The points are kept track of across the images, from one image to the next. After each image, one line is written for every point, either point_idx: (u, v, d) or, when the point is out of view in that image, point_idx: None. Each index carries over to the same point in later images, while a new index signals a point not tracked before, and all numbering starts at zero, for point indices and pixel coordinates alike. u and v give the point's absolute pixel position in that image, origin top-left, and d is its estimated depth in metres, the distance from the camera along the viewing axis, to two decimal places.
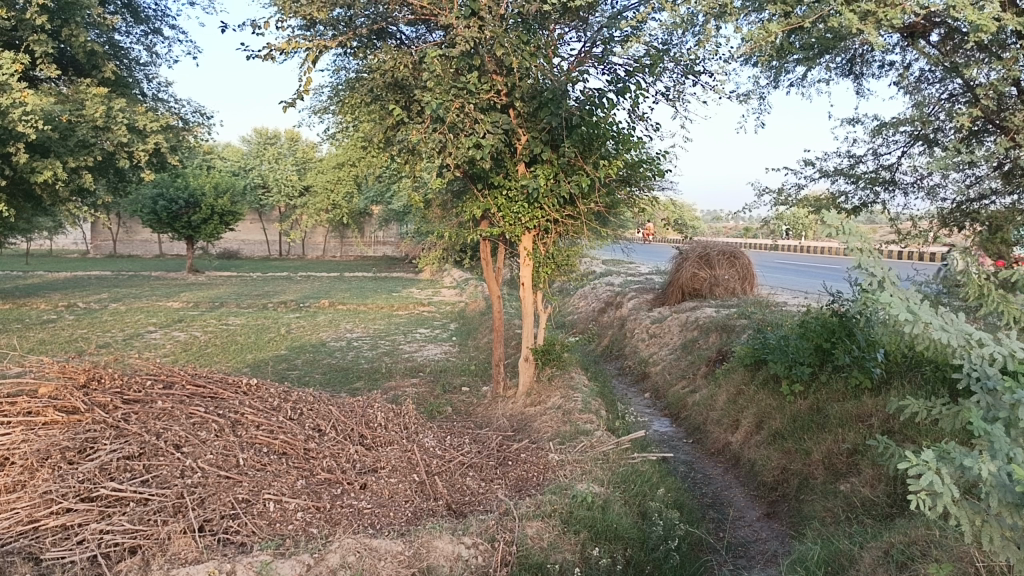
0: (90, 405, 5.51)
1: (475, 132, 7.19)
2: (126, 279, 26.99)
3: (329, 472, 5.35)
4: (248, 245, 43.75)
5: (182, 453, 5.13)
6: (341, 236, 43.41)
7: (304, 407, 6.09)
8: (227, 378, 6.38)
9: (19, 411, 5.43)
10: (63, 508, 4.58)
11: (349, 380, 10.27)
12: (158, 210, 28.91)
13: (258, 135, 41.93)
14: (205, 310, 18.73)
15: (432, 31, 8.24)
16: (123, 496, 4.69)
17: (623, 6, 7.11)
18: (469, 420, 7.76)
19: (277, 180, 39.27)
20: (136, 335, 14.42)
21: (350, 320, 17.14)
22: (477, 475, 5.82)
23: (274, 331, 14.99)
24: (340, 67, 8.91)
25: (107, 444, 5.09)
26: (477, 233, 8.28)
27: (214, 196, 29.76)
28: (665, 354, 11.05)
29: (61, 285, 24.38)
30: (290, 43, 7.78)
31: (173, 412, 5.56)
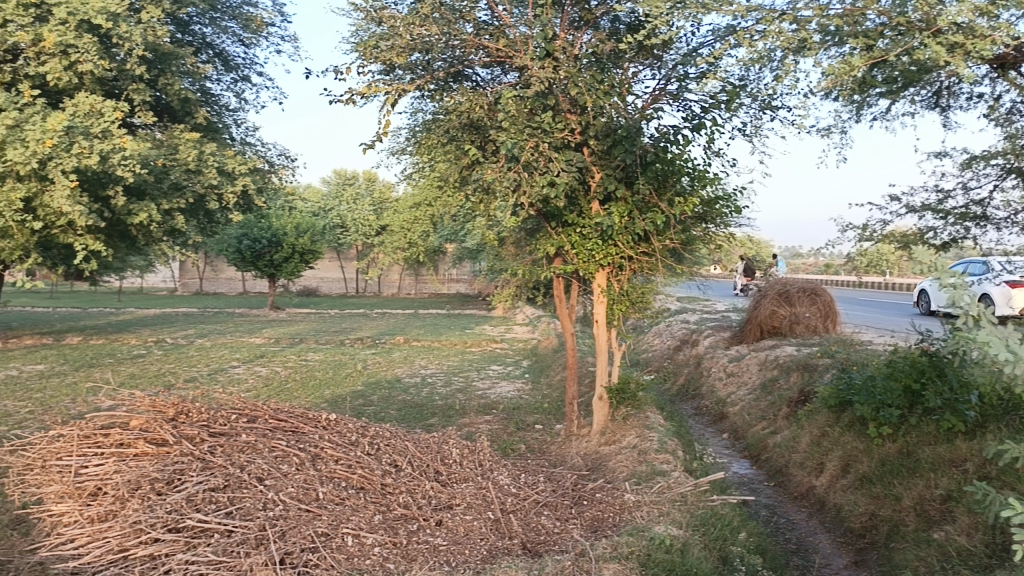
0: (179, 437, 5.68)
1: (549, 170, 7.25)
2: (212, 316, 27.96)
3: (406, 507, 5.39)
4: (327, 282, 44.87)
5: (264, 485, 5.25)
6: (416, 273, 43.96)
7: (381, 442, 6.14)
8: (307, 413, 6.49)
9: (112, 442, 5.68)
10: (152, 537, 4.77)
11: (423, 417, 10.33)
12: (243, 248, 30.10)
13: (338, 176, 42.97)
14: (286, 345, 19.23)
15: (507, 72, 8.37)
16: (209, 528, 4.82)
17: (697, 44, 7.12)
18: (543, 458, 7.71)
19: (356, 220, 40.51)
20: (221, 369, 14.86)
21: (425, 357, 17.31)
22: (553, 514, 5.77)
23: (351, 367, 15.27)
24: (417, 110, 9.18)
25: (193, 475, 5.25)
26: (551, 270, 8.29)
27: (295, 235, 30.72)
28: (744, 393, 10.78)
29: (151, 321, 25.48)
30: (370, 88, 8.05)
31: (257, 446, 5.68)
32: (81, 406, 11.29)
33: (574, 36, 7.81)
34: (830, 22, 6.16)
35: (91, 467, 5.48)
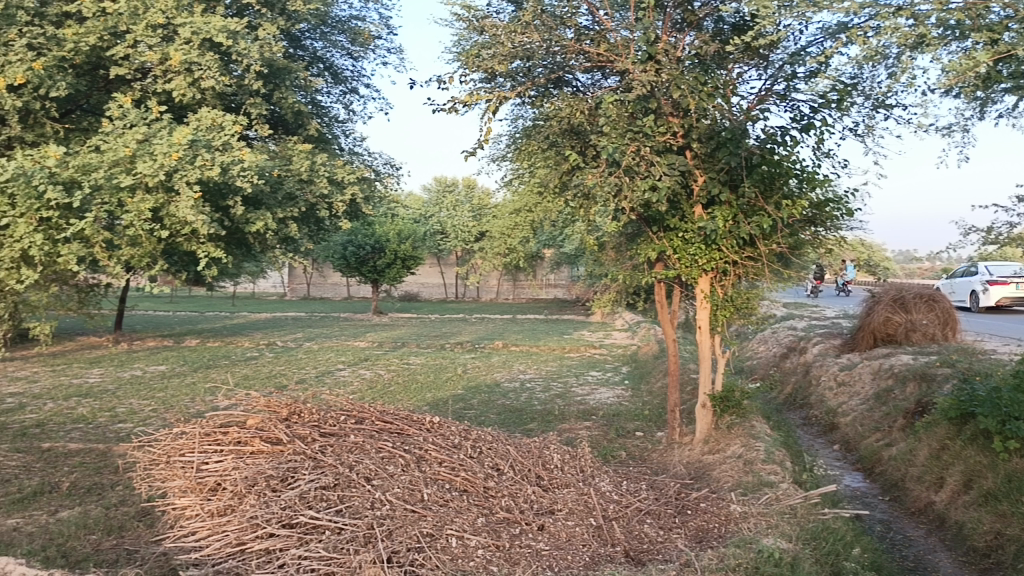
0: (292, 436, 5.90)
1: (651, 174, 7.18)
2: (318, 320, 28.93)
3: (509, 511, 5.44)
4: (428, 287, 45.70)
5: (372, 485, 5.40)
6: (515, 278, 44.30)
7: (483, 446, 6.20)
8: (412, 415, 6.62)
9: (231, 440, 5.94)
10: (267, 532, 5.01)
11: (523, 421, 10.40)
12: (348, 255, 31.12)
13: (438, 183, 43.05)
14: (389, 349, 19.75)
15: (608, 77, 8.33)
16: (320, 525, 5.02)
17: (806, 42, 6.92)
18: (645, 466, 7.63)
19: (456, 226, 41.22)
20: (328, 372, 15.37)
21: (525, 361, 17.44)
22: (656, 523, 5.70)
23: (452, 371, 15.54)
24: (518, 116, 9.25)
25: (306, 473, 5.45)
26: (653, 275, 8.22)
27: (398, 241, 31.48)
28: (857, 404, 10.37)
29: (263, 324, 26.63)
30: (472, 96, 8.19)
31: (365, 446, 5.84)
32: (200, 405, 11.92)
33: (675, 38, 7.74)
34: (950, 17, 5.87)
35: (210, 463, 5.76)
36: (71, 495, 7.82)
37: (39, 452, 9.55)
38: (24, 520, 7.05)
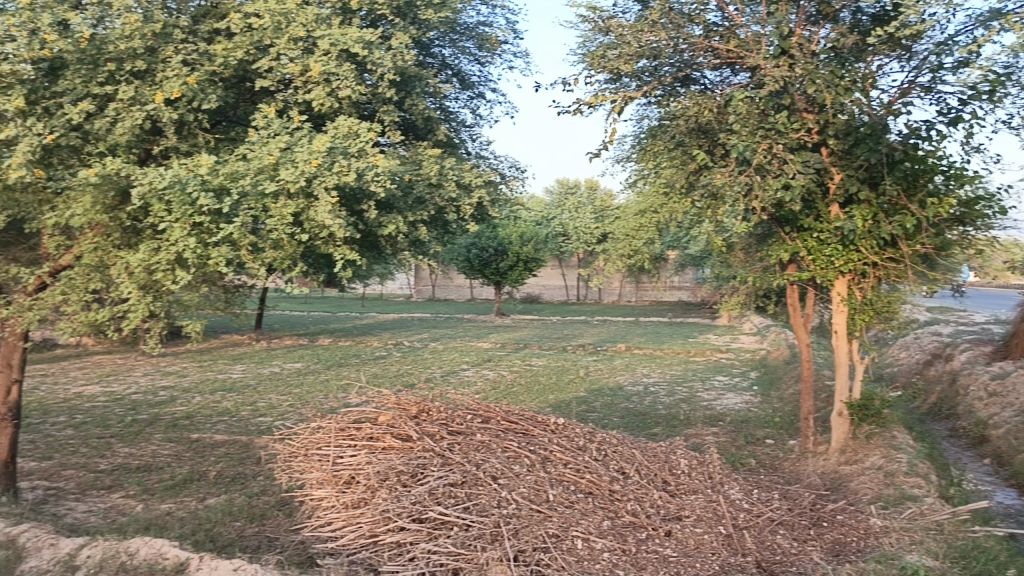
0: (421, 433, 6.05)
1: (784, 173, 6.93)
2: (443, 321, 29.58)
3: (635, 516, 5.37)
4: (549, 290, 45.70)
5: (499, 484, 5.47)
6: (637, 280, 43.90)
7: (609, 449, 6.15)
8: (537, 416, 6.64)
9: (364, 435, 6.15)
10: (398, 526, 5.23)
11: (647, 425, 10.28)
12: (472, 257, 31.73)
13: (562, 185, 43.50)
14: (512, 350, 19.96)
15: (738, 73, 8.11)
16: (449, 521, 5.17)
17: (955, 31, 6.53)
18: (777, 475, 7.38)
19: (578, 228, 41.25)
20: (453, 372, 15.69)
21: (648, 365, 17.19)
22: (789, 534, 5.53)
23: (574, 373, 15.49)
24: (643, 116, 9.17)
25: (435, 470, 5.58)
26: (785, 277, 7.94)
27: (520, 243, 31.81)
28: (1010, 416, 9.67)
29: (390, 325, 27.46)
30: (597, 98, 8.18)
31: (491, 445, 5.91)
32: (332, 401, 12.40)
33: (810, 32, 7.43)
34: None
35: (345, 457, 5.99)
36: (218, 483, 8.33)
37: (188, 442, 10.23)
38: (176, 505, 7.58)
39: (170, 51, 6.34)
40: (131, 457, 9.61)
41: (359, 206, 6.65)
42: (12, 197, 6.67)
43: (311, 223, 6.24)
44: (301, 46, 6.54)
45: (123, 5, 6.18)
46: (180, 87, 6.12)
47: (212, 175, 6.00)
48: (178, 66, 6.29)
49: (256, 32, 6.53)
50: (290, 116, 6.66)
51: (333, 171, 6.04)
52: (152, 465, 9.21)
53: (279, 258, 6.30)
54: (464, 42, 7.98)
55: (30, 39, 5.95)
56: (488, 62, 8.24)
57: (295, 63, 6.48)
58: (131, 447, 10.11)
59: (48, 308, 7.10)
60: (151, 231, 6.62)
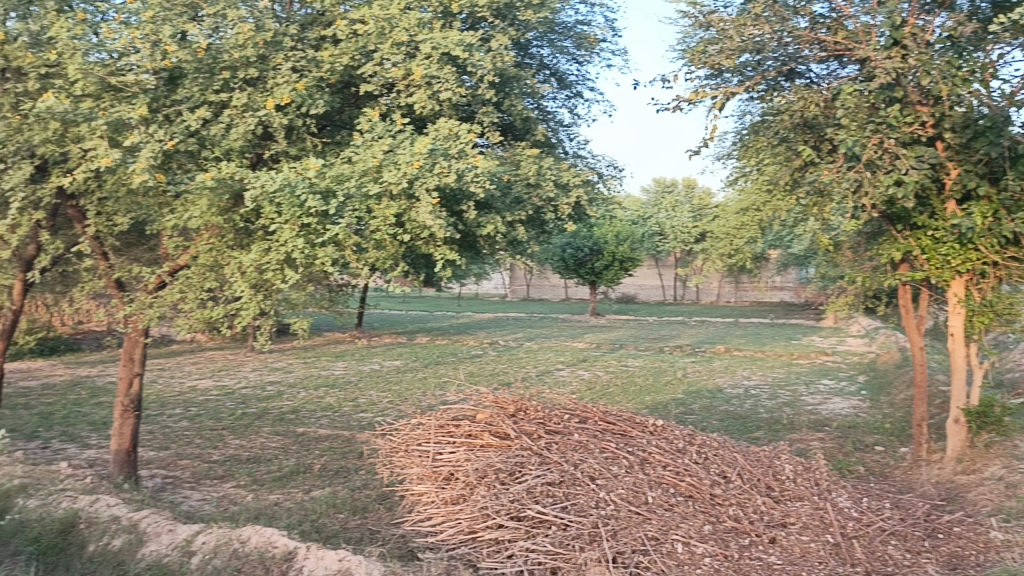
0: (519, 432, 6.07)
1: (896, 168, 6.64)
2: (538, 321, 29.65)
3: (737, 521, 5.25)
4: (645, 290, 45.10)
5: (597, 484, 5.44)
6: (737, 280, 42.87)
7: (710, 452, 6.02)
8: (635, 417, 6.55)
9: (462, 433, 6.23)
10: (496, 523, 5.30)
11: (748, 429, 10.03)
12: (567, 257, 31.71)
13: (657, 185, 42.72)
14: (608, 351, 19.83)
15: (846, 65, 7.82)
16: (547, 520, 5.20)
17: None
18: (887, 483, 7.09)
19: (675, 227, 40.63)
20: (548, 371, 15.72)
21: (748, 367, 16.75)
22: (902, 545, 5.30)
23: (671, 375, 15.23)
24: (745, 112, 8.96)
25: (532, 469, 5.61)
26: (897, 277, 7.60)
27: (616, 243, 31.58)
28: None
29: (486, 324, 27.75)
30: (697, 94, 8.04)
31: (588, 446, 5.88)
32: (430, 399, 12.60)
33: (924, 21, 7.07)
34: None
35: (445, 453, 6.08)
36: (322, 476, 8.59)
37: (294, 436, 10.60)
38: (284, 496, 7.88)
39: (281, 58, 6.60)
40: (242, 449, 10.03)
41: (459, 207, 6.75)
42: (136, 201, 7.07)
43: (413, 223, 6.37)
44: (403, 50, 6.69)
45: (237, 16, 6.49)
46: (290, 93, 6.37)
47: (319, 177, 6.20)
48: (288, 73, 6.53)
49: (361, 38, 6.72)
50: (393, 120, 6.81)
51: (434, 172, 6.14)
52: (260, 457, 9.58)
53: (381, 258, 6.46)
54: (563, 41, 7.97)
55: (153, 50, 6.30)
56: (587, 61, 8.22)
57: (398, 67, 6.63)
58: (241, 439, 10.56)
59: (168, 306, 7.49)
60: (262, 233, 6.89)
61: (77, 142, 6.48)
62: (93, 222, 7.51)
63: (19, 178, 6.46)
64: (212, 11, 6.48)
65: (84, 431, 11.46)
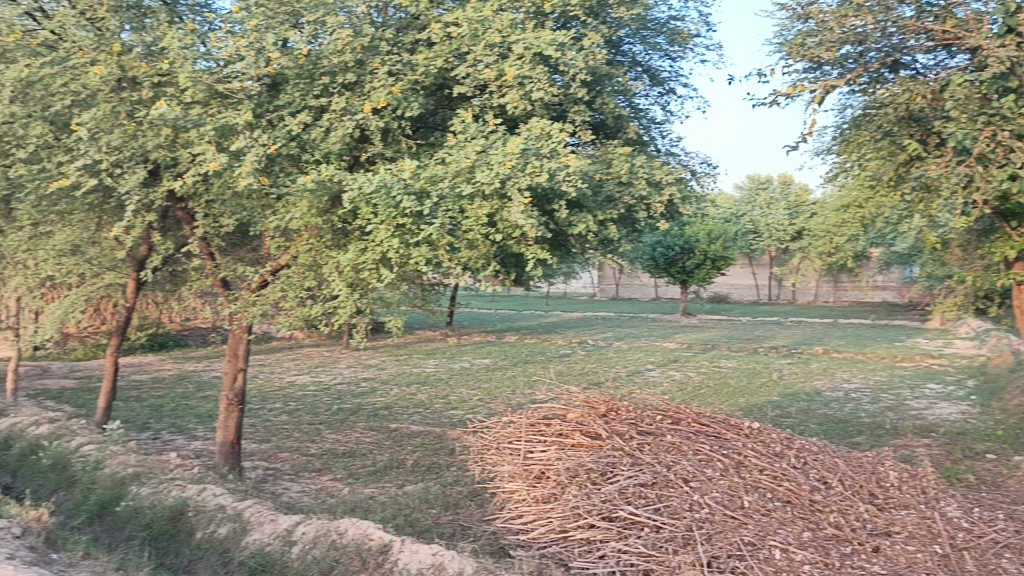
0: (610, 432, 6.02)
1: (1010, 162, 6.28)
2: (628, 321, 29.38)
3: (838, 529, 5.09)
4: (738, 289, 44.09)
5: (691, 487, 5.36)
6: (836, 280, 41.42)
7: (809, 456, 5.84)
8: (730, 419, 6.39)
9: (553, 432, 6.23)
10: (588, 523, 5.30)
11: (848, 434, 9.69)
12: (658, 256, 31.32)
13: (752, 181, 41.80)
14: (700, 351, 19.48)
15: (955, 55, 7.46)
16: (639, 521, 5.17)
17: None
18: (1000, 494, 6.72)
19: (770, 225, 39.60)
20: (639, 371, 15.58)
21: (848, 370, 16.17)
22: (1017, 558, 5.01)
23: (766, 376, 14.84)
24: (845, 106, 8.65)
25: (624, 470, 5.57)
26: (1011, 277, 7.20)
27: (708, 242, 31.00)
28: None
29: (575, 324, 27.70)
30: (795, 88, 7.83)
31: (682, 447, 5.78)
32: (520, 397, 12.66)
33: None
34: None
35: (536, 452, 6.10)
36: (415, 471, 8.76)
37: (387, 432, 10.84)
38: (378, 490, 8.07)
39: (378, 63, 6.76)
40: (338, 444, 10.32)
41: (551, 206, 6.76)
42: (240, 203, 7.36)
43: (504, 222, 6.43)
44: (496, 51, 6.72)
45: (336, 22, 6.68)
46: (386, 96, 6.51)
47: (414, 178, 6.32)
48: (385, 76, 6.69)
49: (455, 40, 6.80)
50: (486, 121, 6.88)
51: (526, 172, 6.17)
52: (356, 451, 9.84)
53: (474, 257, 6.53)
54: (656, 38, 7.86)
55: (257, 58, 6.55)
56: (680, 57, 8.08)
57: (490, 68, 6.67)
58: (338, 434, 10.87)
59: (269, 304, 7.78)
60: (359, 233, 7.06)
61: (187, 147, 6.81)
62: (201, 224, 7.86)
63: (134, 182, 6.76)
64: (312, 18, 6.69)
65: (191, 423, 12.02)
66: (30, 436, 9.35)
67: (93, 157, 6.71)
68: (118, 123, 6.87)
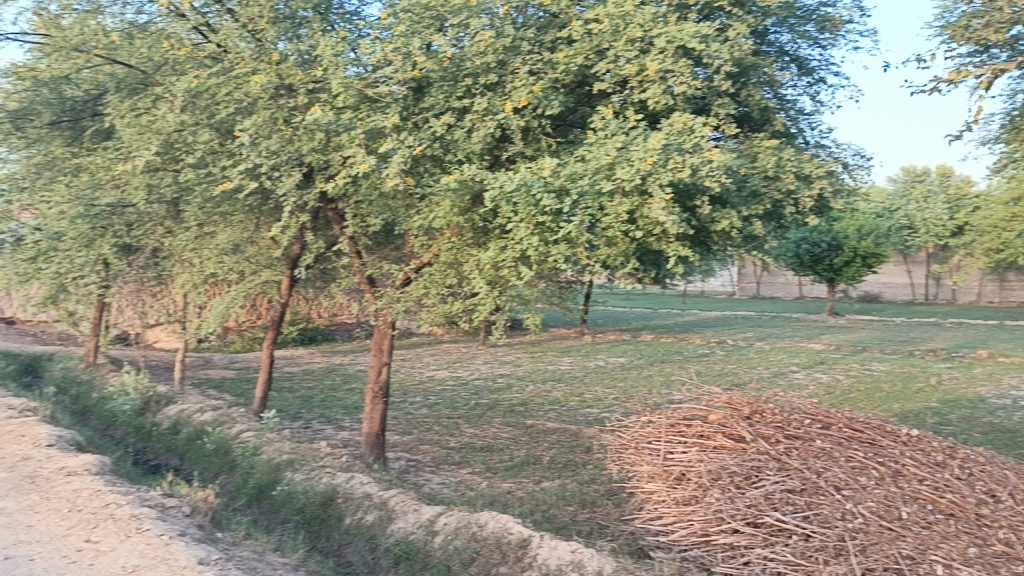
0: (755, 435, 5.80)
1: None
2: (770, 321, 28.33)
3: (1009, 546, 4.71)
4: (891, 288, 41.58)
5: (842, 495, 5.10)
6: (1002, 278, 38.35)
7: (975, 468, 5.44)
8: (885, 425, 6.01)
9: (694, 433, 6.06)
10: (731, 527, 5.17)
11: (1019, 445, 8.95)
12: (803, 253, 30.06)
13: (907, 173, 39.40)
14: (849, 353, 18.53)
15: None
16: (787, 528, 4.99)
17: None
18: None
19: (927, 219, 37.17)
20: (782, 373, 15.00)
21: (1017, 376, 14.94)
22: None
23: (923, 381, 13.91)
24: (1017, 90, 7.99)
25: (770, 475, 5.36)
26: None
27: (858, 238, 29.45)
28: None
29: (714, 322, 27.04)
30: (958, 74, 7.30)
31: (832, 453, 5.50)
32: (657, 397, 12.48)
33: None
34: None
35: (676, 452, 5.93)
36: (551, 468, 8.81)
37: (524, 428, 10.95)
38: (516, 485, 8.17)
39: (519, 62, 6.83)
40: (476, 438, 10.52)
41: (693, 202, 6.61)
42: (386, 203, 7.64)
43: (645, 219, 6.35)
44: (637, 46, 6.63)
45: (478, 24, 6.79)
46: (527, 95, 6.57)
47: (553, 176, 6.34)
48: (526, 76, 6.75)
49: (596, 37, 6.75)
50: (626, 117, 6.81)
51: (668, 167, 6.07)
52: (493, 446, 10.00)
53: (612, 255, 6.48)
54: (804, 26, 7.53)
55: (403, 62, 6.77)
56: (830, 44, 7.71)
57: (631, 64, 6.60)
58: (476, 428, 11.09)
59: (413, 300, 8.03)
60: (499, 231, 7.15)
61: (338, 150, 7.14)
62: (350, 224, 8.21)
63: (290, 184, 7.14)
64: (456, 21, 6.83)
65: (339, 414, 12.60)
66: (196, 422, 10.08)
67: (253, 161, 7.15)
68: (276, 129, 7.29)
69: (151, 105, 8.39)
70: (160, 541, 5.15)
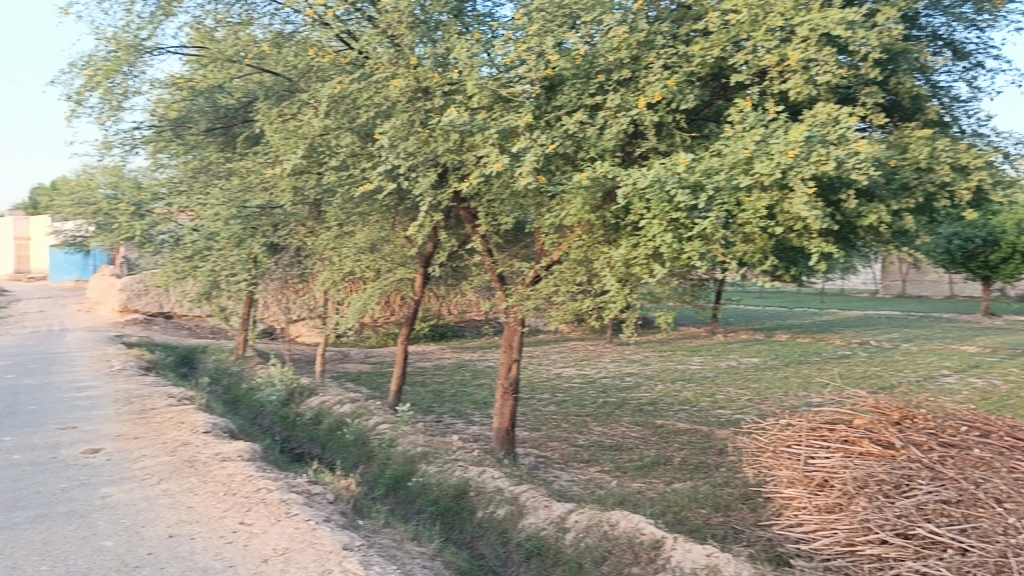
0: (906, 442, 5.43)
1: None
2: (917, 321, 26.70)
3: None
4: None
5: (1004, 508, 4.77)
6: None
7: None
8: None
9: (838, 438, 5.72)
10: (879, 538, 4.97)
11: None
12: (954, 249, 28.17)
13: None
14: (1008, 357, 17.21)
15: None
16: (941, 541, 4.78)
17: None
18: None
19: None
20: (931, 377, 14.11)
21: None
22: None
23: None
24: None
25: (923, 484, 5.05)
26: None
27: (1018, 233, 27.29)
28: None
29: (855, 322, 25.79)
30: None
31: (993, 463, 5.09)
32: (794, 399, 12.02)
33: None
34: None
35: (818, 458, 5.64)
36: (682, 469, 8.65)
37: (654, 427, 10.81)
38: (646, 485, 8.08)
39: (653, 57, 6.75)
40: (605, 436, 10.48)
41: (837, 196, 6.31)
42: (518, 202, 7.73)
43: (785, 214, 6.09)
44: (778, 36, 6.40)
45: (612, 20, 6.75)
46: (662, 91, 6.51)
47: (688, 172, 6.22)
48: (660, 70, 6.66)
49: (733, 28, 6.55)
50: (765, 109, 6.60)
51: (811, 160, 5.82)
52: (623, 445, 9.93)
53: (749, 252, 6.27)
54: (960, 8, 7.04)
55: (537, 61, 6.82)
56: (989, 26, 7.18)
57: (772, 54, 6.37)
58: (604, 427, 11.04)
59: (543, 298, 8.09)
60: (630, 228, 7.03)
61: (472, 150, 7.27)
62: (482, 223, 8.36)
63: (426, 184, 7.35)
64: (589, 19, 6.81)
65: (470, 409, 12.85)
66: (336, 413, 10.53)
67: (392, 162, 7.40)
68: (413, 131, 7.53)
69: (297, 111, 8.83)
70: (307, 526, 5.43)
